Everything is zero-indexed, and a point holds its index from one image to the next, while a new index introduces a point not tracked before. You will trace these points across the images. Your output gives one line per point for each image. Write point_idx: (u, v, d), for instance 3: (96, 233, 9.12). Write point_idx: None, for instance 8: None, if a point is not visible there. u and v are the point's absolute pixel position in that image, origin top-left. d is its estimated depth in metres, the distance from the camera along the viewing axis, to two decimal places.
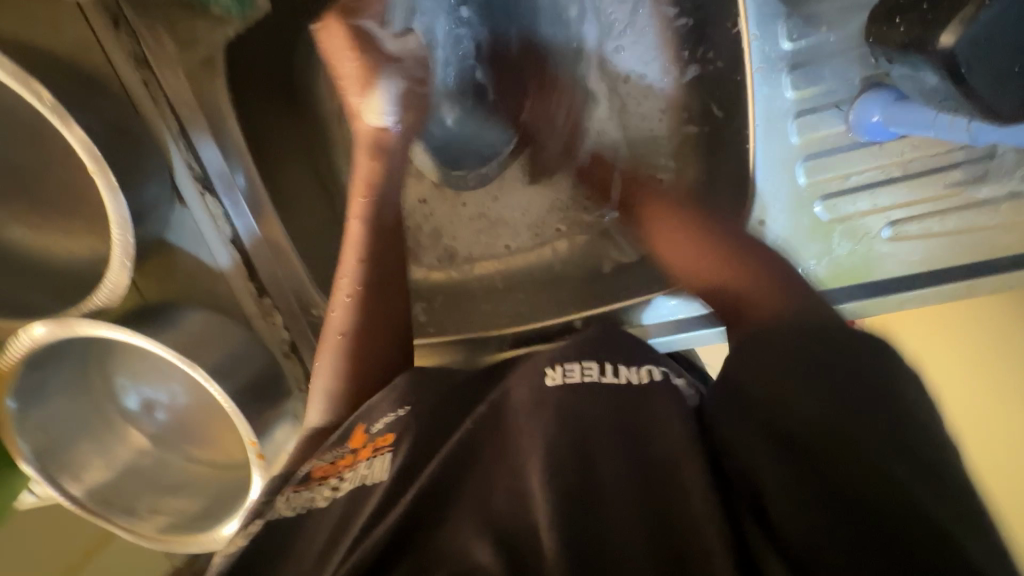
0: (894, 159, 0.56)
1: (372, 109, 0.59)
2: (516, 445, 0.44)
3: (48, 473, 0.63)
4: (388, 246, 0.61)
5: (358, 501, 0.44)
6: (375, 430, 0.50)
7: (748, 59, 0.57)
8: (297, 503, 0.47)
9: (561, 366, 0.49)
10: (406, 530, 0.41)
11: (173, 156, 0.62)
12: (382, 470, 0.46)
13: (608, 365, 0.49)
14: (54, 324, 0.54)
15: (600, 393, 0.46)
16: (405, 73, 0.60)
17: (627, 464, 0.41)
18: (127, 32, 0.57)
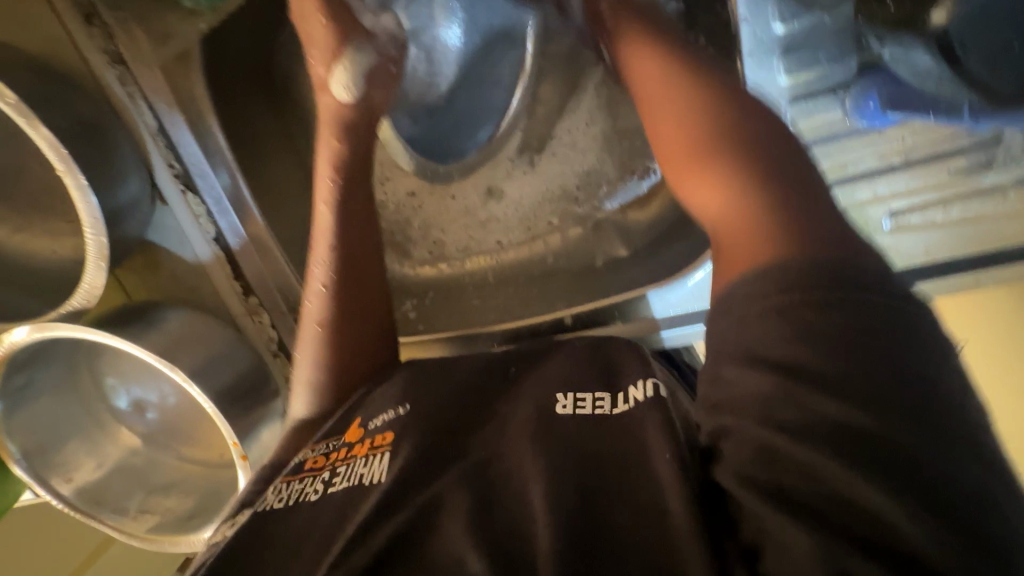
0: (893, 145, 0.53)
1: (338, 82, 0.56)
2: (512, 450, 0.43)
3: (38, 475, 0.62)
4: (359, 250, 0.59)
5: (351, 507, 0.43)
6: (371, 428, 0.50)
7: (739, 43, 0.53)
8: (285, 494, 0.46)
9: (573, 393, 0.47)
10: (401, 530, 0.39)
11: (150, 152, 0.60)
12: (379, 470, 0.45)
13: (621, 394, 0.46)
14: (33, 326, 0.53)
15: (611, 427, 0.43)
16: (377, 48, 0.58)
17: (628, 484, 0.37)
18: (101, 30, 0.56)
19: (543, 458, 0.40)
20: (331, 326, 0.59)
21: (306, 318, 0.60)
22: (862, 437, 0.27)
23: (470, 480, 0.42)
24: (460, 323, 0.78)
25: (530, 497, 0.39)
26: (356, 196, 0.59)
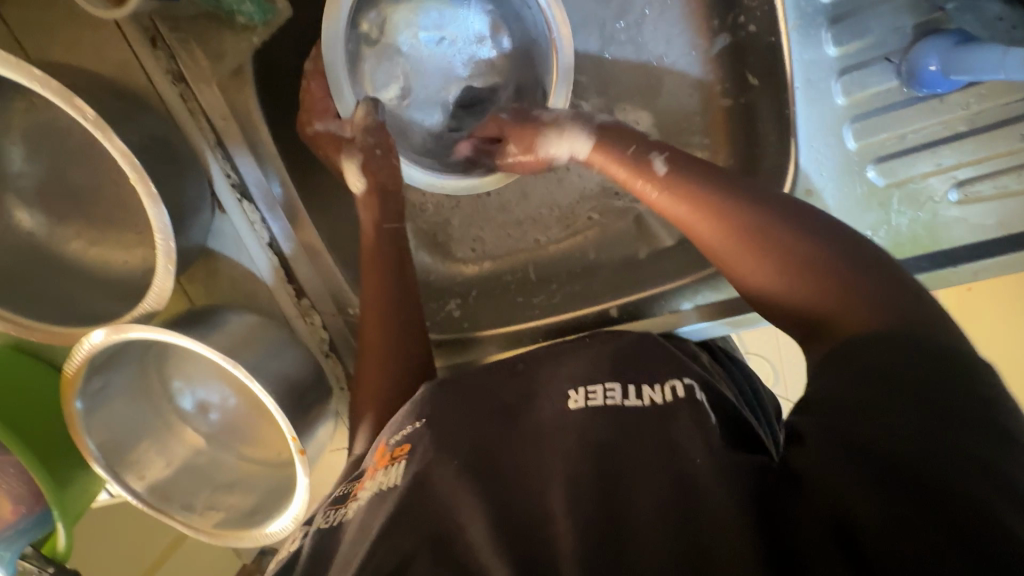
0: (957, 113, 0.51)
1: (353, 177, 0.65)
2: (520, 457, 0.45)
3: (115, 472, 0.66)
4: (403, 283, 0.63)
5: (376, 510, 0.44)
6: (394, 442, 0.51)
7: (784, 16, 0.55)
8: (332, 518, 0.48)
9: (583, 388, 0.50)
10: (426, 537, 0.41)
11: (210, 162, 0.63)
12: (396, 476, 0.46)
13: (631, 387, 0.49)
14: (110, 329, 0.56)
15: (620, 415, 0.46)
16: (361, 146, 0.64)
17: (650, 492, 0.39)
18: (165, 52, 0.60)
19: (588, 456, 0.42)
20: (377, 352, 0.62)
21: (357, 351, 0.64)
22: (942, 442, 0.32)
23: (480, 481, 0.43)
24: (502, 321, 0.78)
25: (549, 501, 0.40)
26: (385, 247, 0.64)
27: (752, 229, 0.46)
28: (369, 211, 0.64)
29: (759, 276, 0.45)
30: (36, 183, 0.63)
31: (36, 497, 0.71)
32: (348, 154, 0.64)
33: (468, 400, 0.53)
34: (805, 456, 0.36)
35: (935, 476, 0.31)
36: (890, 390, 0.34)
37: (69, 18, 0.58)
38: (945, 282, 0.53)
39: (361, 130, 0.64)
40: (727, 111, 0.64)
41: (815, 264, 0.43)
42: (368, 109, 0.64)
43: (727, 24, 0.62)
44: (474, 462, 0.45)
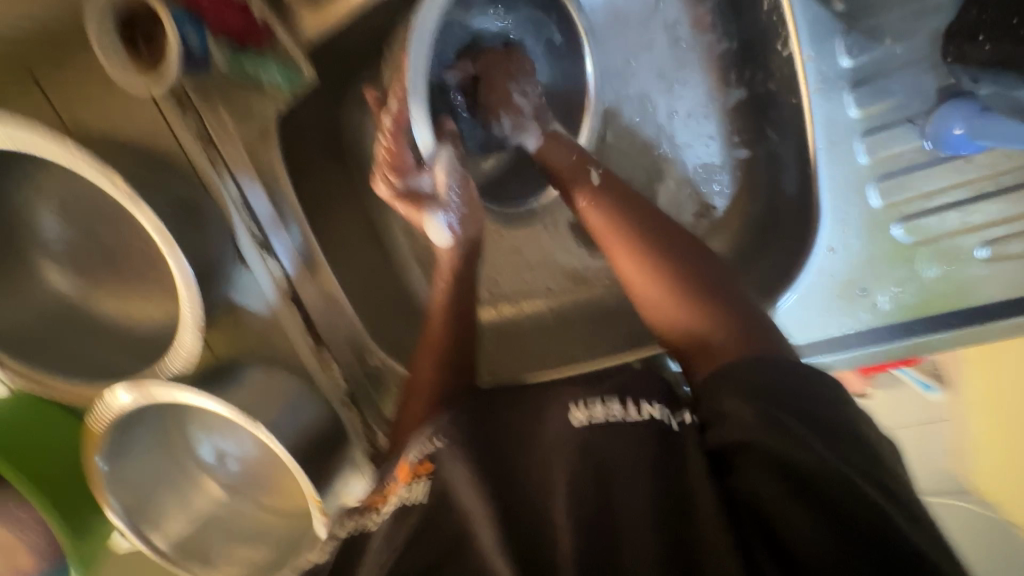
0: (984, 174, 0.51)
1: (435, 232, 0.62)
2: (526, 463, 0.44)
3: (136, 527, 0.67)
4: (459, 330, 0.64)
5: (401, 526, 0.43)
6: (411, 458, 0.48)
7: (804, 79, 0.54)
8: (353, 524, 0.48)
9: (585, 401, 0.46)
10: (447, 550, 0.42)
11: (233, 218, 0.63)
12: (421, 492, 0.45)
13: (631, 402, 0.46)
14: (135, 389, 0.56)
15: (622, 432, 0.44)
16: (444, 202, 0.61)
17: (643, 495, 0.40)
18: (193, 112, 0.61)
19: (582, 466, 0.42)
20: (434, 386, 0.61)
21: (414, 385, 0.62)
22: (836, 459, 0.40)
23: (493, 484, 0.42)
24: (521, 368, 0.77)
25: (556, 506, 0.40)
26: (458, 293, 0.65)
27: (666, 270, 0.55)
28: (449, 258, 0.64)
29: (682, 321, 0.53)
30: (63, 240, 0.64)
31: (54, 548, 0.70)
32: (433, 210, 0.60)
33: (480, 415, 0.49)
34: (749, 479, 0.41)
35: (839, 486, 0.38)
36: (784, 415, 0.42)
37: (103, 83, 0.60)
38: (977, 340, 0.54)
39: (444, 186, 0.60)
40: (744, 161, 0.67)
41: (702, 303, 0.53)
42: (449, 163, 0.60)
43: (743, 79, 0.64)
44: (483, 470, 0.43)
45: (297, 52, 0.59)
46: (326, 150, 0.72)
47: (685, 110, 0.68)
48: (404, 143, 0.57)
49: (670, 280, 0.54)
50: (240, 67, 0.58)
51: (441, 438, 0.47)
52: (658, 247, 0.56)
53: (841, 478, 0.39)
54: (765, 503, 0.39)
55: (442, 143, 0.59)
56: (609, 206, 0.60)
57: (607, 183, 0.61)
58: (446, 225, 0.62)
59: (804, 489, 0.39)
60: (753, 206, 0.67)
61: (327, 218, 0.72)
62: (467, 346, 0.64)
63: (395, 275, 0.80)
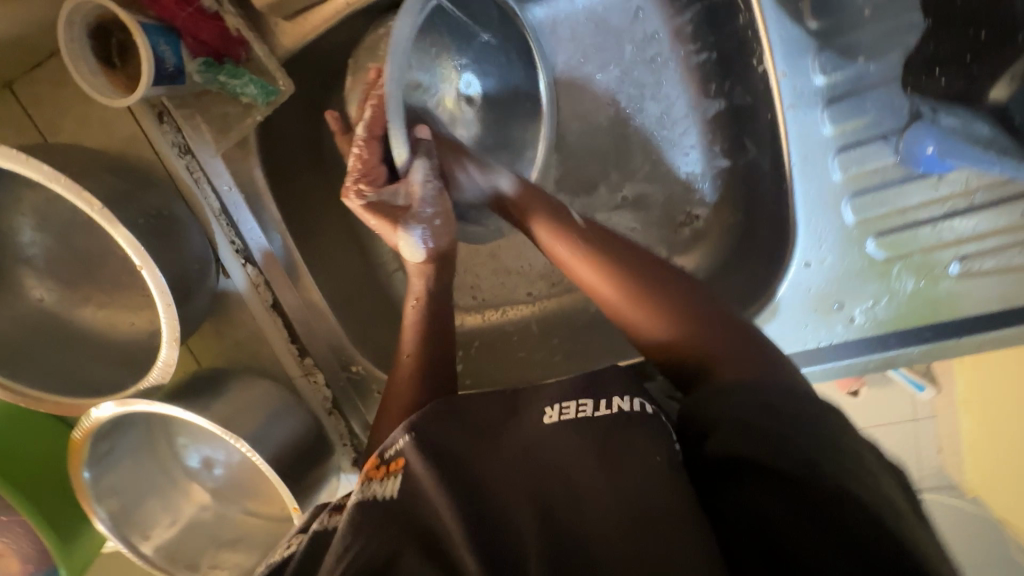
0: (958, 191, 0.52)
1: (408, 249, 0.62)
2: (500, 465, 0.43)
3: (122, 535, 0.67)
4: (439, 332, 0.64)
5: (367, 518, 0.42)
6: (388, 455, 0.47)
7: (778, 95, 0.54)
8: (326, 522, 0.48)
9: (558, 403, 0.45)
10: (414, 539, 0.41)
11: (213, 229, 0.64)
12: (393, 486, 0.44)
13: (605, 400, 0.44)
14: (116, 402, 0.57)
15: (593, 429, 0.42)
16: (420, 217, 0.60)
17: (612, 502, 0.38)
18: (172, 125, 0.61)
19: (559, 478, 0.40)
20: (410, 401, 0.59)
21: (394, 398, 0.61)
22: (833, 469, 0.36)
23: (456, 485, 0.42)
24: (505, 375, 0.78)
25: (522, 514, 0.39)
26: (438, 302, 0.66)
27: (624, 275, 0.52)
28: (421, 277, 0.65)
29: (652, 324, 0.50)
30: (44, 252, 0.64)
31: (43, 557, 0.71)
32: (405, 224, 0.60)
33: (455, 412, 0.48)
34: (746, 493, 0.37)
35: (836, 495, 0.35)
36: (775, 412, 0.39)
37: (80, 96, 0.59)
38: (948, 352, 0.55)
39: (418, 200, 0.60)
40: (724, 171, 0.67)
41: (675, 308, 0.50)
42: (425, 174, 0.59)
43: (722, 90, 0.64)
44: (455, 472, 0.43)
45: (273, 66, 0.59)
46: (306, 158, 0.72)
47: (672, 117, 0.68)
48: (376, 152, 0.57)
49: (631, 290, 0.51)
50: (216, 80, 0.58)
51: (414, 434, 0.45)
52: (619, 260, 0.54)
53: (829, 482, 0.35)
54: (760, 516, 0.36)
55: (417, 155, 0.59)
56: (586, 246, 0.55)
57: (590, 227, 0.58)
58: (420, 239, 0.61)
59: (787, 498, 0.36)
60: (732, 217, 0.67)
61: (308, 227, 0.73)
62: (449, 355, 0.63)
63: (379, 281, 0.80)
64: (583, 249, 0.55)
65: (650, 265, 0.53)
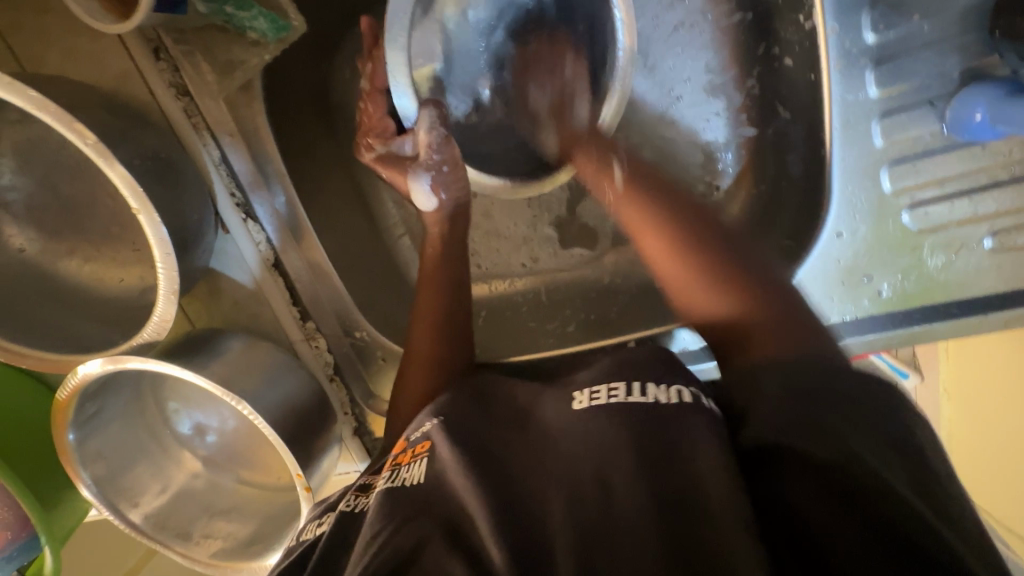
0: (999, 162, 0.50)
1: (420, 196, 0.62)
2: (530, 460, 0.43)
3: (109, 500, 0.64)
4: (457, 295, 0.62)
5: (393, 505, 0.42)
6: (413, 438, 0.49)
7: (825, 55, 0.53)
8: (353, 502, 0.47)
9: (587, 389, 0.46)
10: (438, 527, 0.40)
11: (212, 179, 0.60)
12: (420, 472, 0.44)
13: (637, 384, 0.45)
14: (106, 359, 0.53)
15: (626, 413, 0.42)
16: (425, 163, 0.60)
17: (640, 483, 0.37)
18: (168, 63, 0.56)
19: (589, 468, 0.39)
20: (431, 352, 0.59)
21: (416, 353, 0.60)
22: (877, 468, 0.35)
23: (484, 473, 0.42)
24: (513, 346, 0.75)
25: (552, 502, 0.39)
26: (447, 272, 0.63)
27: (678, 237, 0.57)
28: (438, 225, 0.64)
29: (713, 308, 0.51)
30: (26, 198, 0.59)
31: (23, 522, 0.67)
32: (415, 172, 0.61)
33: (478, 407, 0.49)
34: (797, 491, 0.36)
35: (894, 502, 0.34)
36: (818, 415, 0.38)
37: (67, 26, 0.54)
38: (976, 331, 0.54)
39: (424, 147, 0.60)
40: (750, 140, 0.65)
41: (736, 284, 0.51)
42: (431, 124, 0.59)
43: (760, 53, 0.61)
44: (480, 457, 0.44)
45: (284, 1, 0.55)
46: (312, 108, 0.68)
47: (683, 95, 0.66)
48: (380, 105, 0.63)
49: (720, 280, 0.52)
50: (222, 11, 0.54)
51: (440, 416, 0.49)
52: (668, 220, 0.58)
53: (874, 486, 0.34)
54: (794, 504, 0.36)
55: (424, 104, 0.59)
56: (631, 194, 0.62)
57: (630, 179, 0.63)
58: (430, 188, 0.62)
59: (831, 484, 0.35)
60: (758, 188, 0.65)
61: (314, 183, 0.69)
62: (462, 315, 0.61)
63: (384, 245, 0.77)
64: (637, 199, 0.61)
65: (698, 236, 0.56)
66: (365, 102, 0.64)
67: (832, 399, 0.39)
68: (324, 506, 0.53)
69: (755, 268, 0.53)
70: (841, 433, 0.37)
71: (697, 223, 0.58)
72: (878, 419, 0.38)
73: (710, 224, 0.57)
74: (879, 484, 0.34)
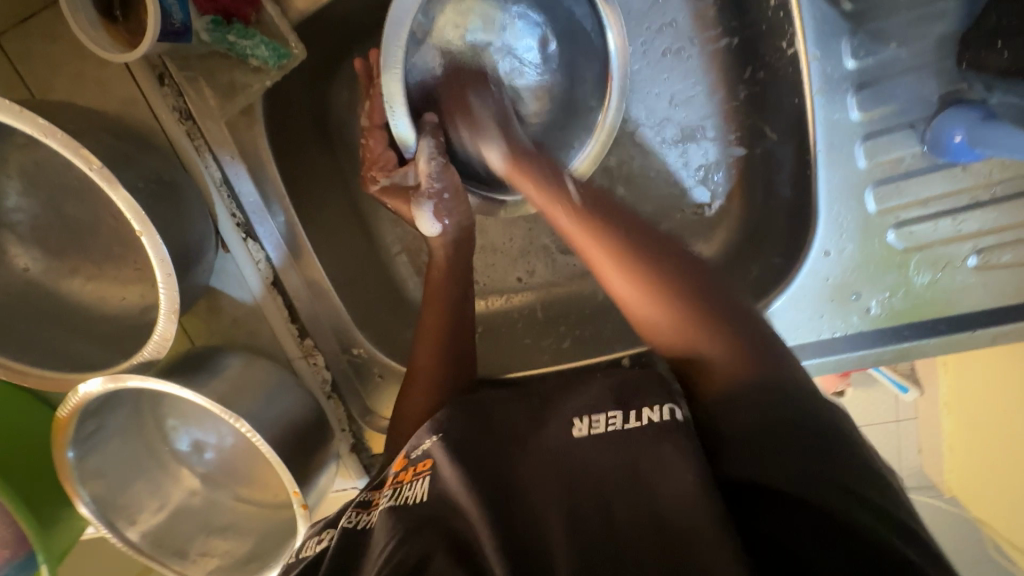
0: (980, 182, 0.52)
1: (423, 222, 0.64)
2: (527, 477, 0.44)
3: (107, 518, 0.64)
4: (459, 316, 0.62)
5: (396, 521, 0.43)
6: (413, 456, 0.50)
7: (809, 79, 0.54)
8: (354, 519, 0.48)
9: (587, 417, 0.46)
10: (439, 547, 0.41)
11: (215, 200, 0.62)
12: (422, 490, 0.45)
13: (634, 411, 0.44)
14: (107, 377, 0.54)
15: (621, 439, 0.42)
16: (427, 191, 0.62)
17: (632, 504, 0.39)
18: (172, 89, 0.58)
19: (585, 491, 0.41)
20: (433, 375, 0.60)
21: (417, 375, 0.61)
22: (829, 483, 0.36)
23: (485, 490, 0.43)
24: (509, 362, 0.76)
25: (549, 522, 0.39)
26: (449, 291, 0.63)
27: (640, 266, 0.49)
28: (442, 247, 0.65)
29: (650, 314, 0.48)
30: (32, 219, 0.61)
31: (20, 540, 0.67)
32: (419, 200, 0.63)
33: (480, 422, 0.50)
34: (775, 517, 0.36)
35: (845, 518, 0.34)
36: (775, 446, 0.38)
37: (74, 53, 0.56)
38: (964, 347, 0.55)
39: (425, 176, 0.62)
40: (740, 159, 0.66)
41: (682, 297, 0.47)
42: (430, 154, 0.61)
43: (746, 77, 0.63)
44: (478, 475, 0.44)
45: (285, 28, 0.57)
46: (312, 130, 0.70)
47: (674, 116, 0.67)
48: (380, 141, 0.64)
49: (676, 293, 0.47)
50: (224, 40, 0.56)
51: (440, 434, 0.49)
52: (627, 233, 0.52)
53: (834, 492, 0.35)
54: (772, 534, 0.36)
55: (423, 134, 0.61)
56: (586, 219, 0.53)
57: (589, 200, 0.55)
58: (433, 214, 0.63)
59: (801, 509, 0.36)
60: (748, 207, 0.66)
61: (313, 203, 0.70)
62: (467, 334, 0.63)
63: (382, 263, 0.78)
64: (587, 220, 0.53)
65: (636, 253, 0.50)
66: (366, 135, 0.65)
67: (779, 422, 0.39)
68: (327, 522, 0.53)
69: (710, 283, 0.49)
70: (787, 448, 0.38)
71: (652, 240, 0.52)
72: (814, 431, 0.38)
73: (669, 245, 0.51)
74: (835, 489, 0.35)
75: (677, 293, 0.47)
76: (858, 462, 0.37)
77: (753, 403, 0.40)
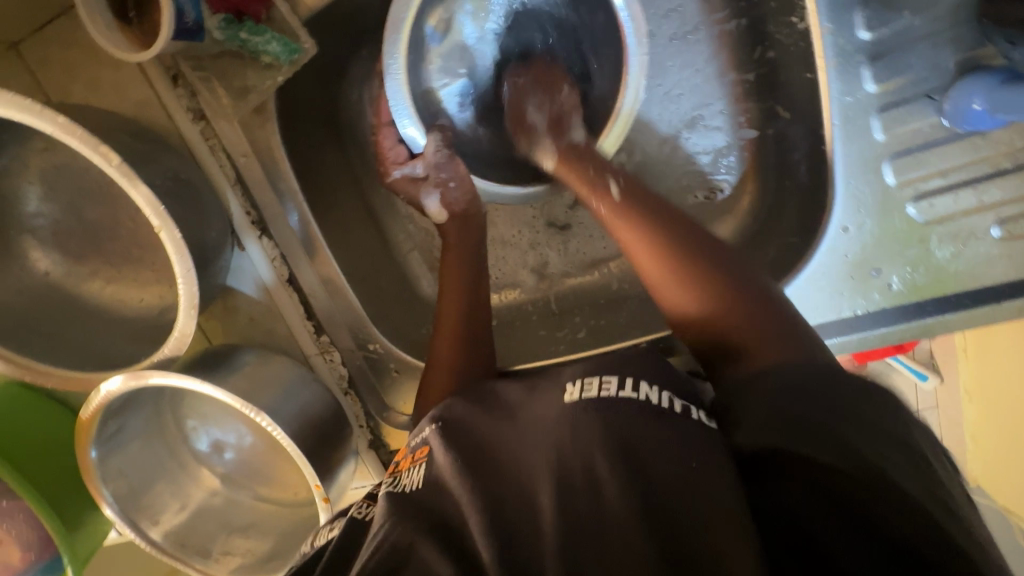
0: (1000, 150, 0.51)
1: (433, 209, 0.67)
2: (518, 453, 0.40)
3: (130, 518, 0.64)
4: (472, 311, 0.62)
5: (390, 506, 0.41)
6: (414, 442, 0.48)
7: (821, 53, 0.54)
8: (364, 510, 0.47)
9: (580, 379, 0.43)
10: (428, 529, 0.38)
11: (229, 199, 0.62)
12: (418, 477, 0.43)
13: (630, 379, 0.42)
14: (129, 375, 0.54)
15: (619, 413, 0.39)
16: (436, 182, 0.66)
17: (627, 483, 0.35)
18: (186, 89, 0.59)
19: (576, 465, 0.37)
20: (450, 365, 0.59)
21: (436, 366, 0.60)
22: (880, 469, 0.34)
23: (476, 471, 0.40)
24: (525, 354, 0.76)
25: (540, 505, 0.37)
26: (459, 281, 0.64)
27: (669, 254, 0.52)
28: (454, 233, 0.67)
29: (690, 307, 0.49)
30: (52, 223, 0.62)
31: (45, 543, 0.68)
32: (428, 189, 0.67)
33: (477, 400, 0.48)
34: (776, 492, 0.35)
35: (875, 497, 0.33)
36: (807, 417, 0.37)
37: (90, 57, 0.57)
38: (989, 320, 0.54)
39: (433, 168, 0.65)
40: (752, 141, 0.66)
41: (717, 288, 0.48)
42: (437, 147, 0.63)
43: (755, 58, 0.63)
44: (468, 455, 0.42)
45: (295, 25, 0.58)
46: (323, 128, 0.71)
47: (683, 99, 0.67)
48: (391, 135, 0.68)
49: (710, 280, 0.48)
50: (237, 37, 0.56)
51: (439, 420, 0.46)
52: (666, 229, 0.53)
53: (860, 469, 0.34)
54: (796, 517, 0.34)
55: (431, 130, 0.63)
56: (625, 212, 0.55)
57: (627, 196, 0.56)
58: (440, 203, 0.67)
59: (823, 501, 0.34)
60: (762, 188, 0.66)
61: (325, 200, 0.71)
62: (484, 328, 0.62)
63: (395, 259, 0.78)
64: (624, 216, 0.55)
65: (687, 231, 0.53)
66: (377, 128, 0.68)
67: (821, 402, 0.37)
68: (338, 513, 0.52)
69: (743, 275, 0.49)
70: (832, 429, 0.36)
71: (691, 227, 0.53)
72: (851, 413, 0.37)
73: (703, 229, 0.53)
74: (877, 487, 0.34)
75: (718, 282, 0.48)
76: (900, 446, 0.36)
77: (780, 372, 0.40)
